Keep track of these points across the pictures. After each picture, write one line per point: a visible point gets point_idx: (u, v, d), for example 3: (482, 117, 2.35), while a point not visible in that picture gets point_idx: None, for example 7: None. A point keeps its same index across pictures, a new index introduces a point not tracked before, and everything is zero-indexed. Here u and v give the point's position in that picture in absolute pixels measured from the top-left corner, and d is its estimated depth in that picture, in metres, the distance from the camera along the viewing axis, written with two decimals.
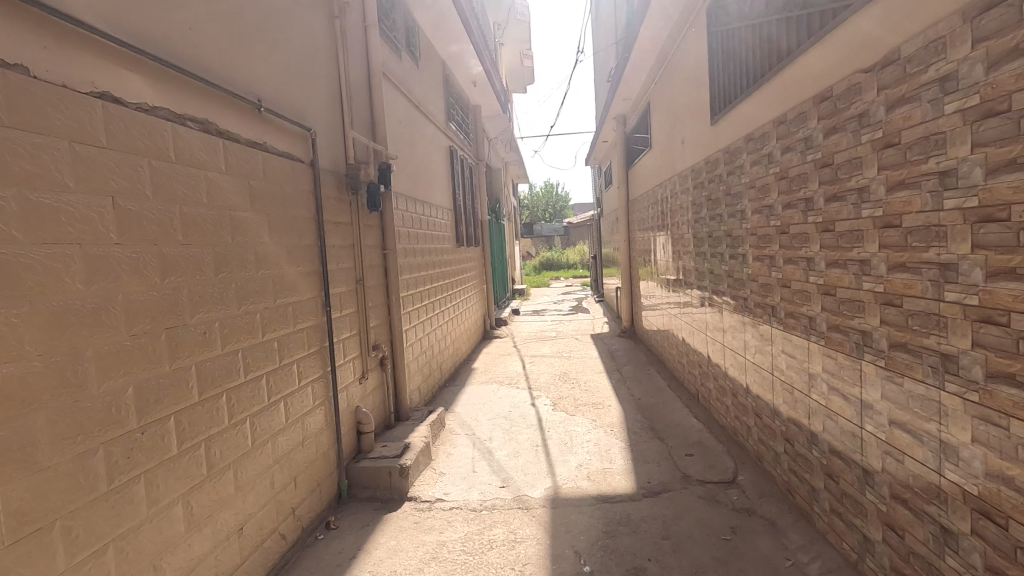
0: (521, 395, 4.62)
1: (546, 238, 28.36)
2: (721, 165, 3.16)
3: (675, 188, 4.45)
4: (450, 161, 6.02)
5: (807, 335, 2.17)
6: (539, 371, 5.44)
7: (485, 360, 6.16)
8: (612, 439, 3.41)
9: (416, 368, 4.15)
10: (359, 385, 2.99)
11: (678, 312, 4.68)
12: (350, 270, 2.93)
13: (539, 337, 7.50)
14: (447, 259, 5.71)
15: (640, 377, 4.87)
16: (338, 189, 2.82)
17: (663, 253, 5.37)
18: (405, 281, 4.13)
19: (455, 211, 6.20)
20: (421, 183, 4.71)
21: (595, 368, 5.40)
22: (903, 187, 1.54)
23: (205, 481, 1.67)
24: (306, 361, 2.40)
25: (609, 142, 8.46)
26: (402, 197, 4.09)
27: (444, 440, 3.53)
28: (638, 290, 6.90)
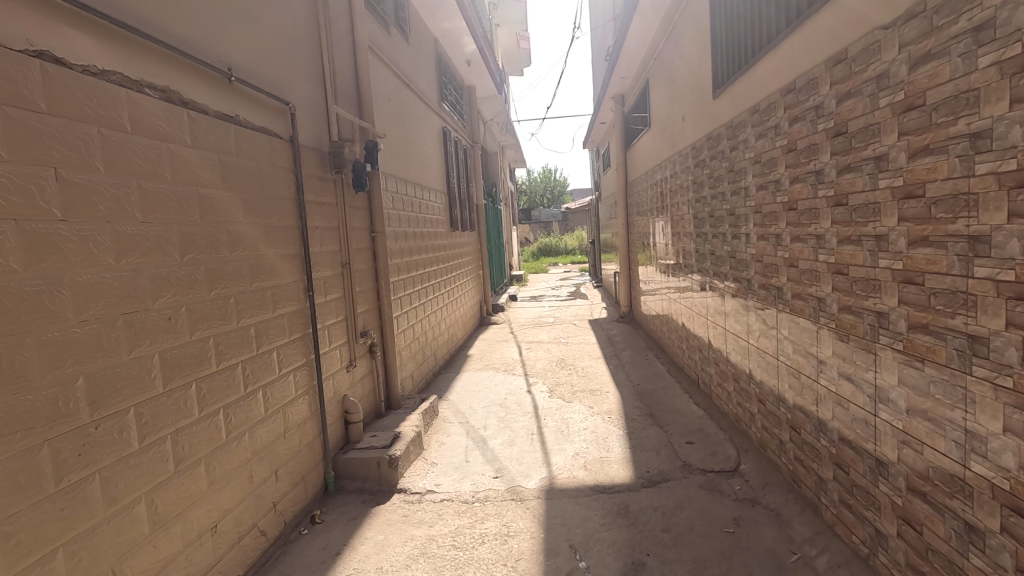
0: (517, 381, 4.52)
1: (544, 223, 28.17)
2: (723, 141, 3.02)
3: (675, 168, 4.31)
4: (443, 143, 5.87)
5: (816, 319, 2.00)
6: (536, 357, 5.34)
7: (480, 346, 6.05)
8: (610, 427, 3.31)
9: (409, 355, 4.06)
10: (346, 373, 2.88)
11: (678, 296, 4.57)
12: (335, 253, 2.80)
13: (536, 323, 7.39)
14: (441, 244, 5.59)
15: (638, 363, 4.77)
16: (322, 168, 2.67)
17: (663, 236, 5.24)
18: (396, 265, 3.98)
19: (449, 194, 6.04)
20: (413, 165, 4.57)
21: (593, 354, 5.30)
22: (927, 153, 1.34)
23: (171, 478, 1.56)
24: (288, 348, 2.28)
25: (607, 124, 8.29)
26: (392, 179, 3.96)
27: (437, 428, 3.43)
28: (636, 275, 6.78)
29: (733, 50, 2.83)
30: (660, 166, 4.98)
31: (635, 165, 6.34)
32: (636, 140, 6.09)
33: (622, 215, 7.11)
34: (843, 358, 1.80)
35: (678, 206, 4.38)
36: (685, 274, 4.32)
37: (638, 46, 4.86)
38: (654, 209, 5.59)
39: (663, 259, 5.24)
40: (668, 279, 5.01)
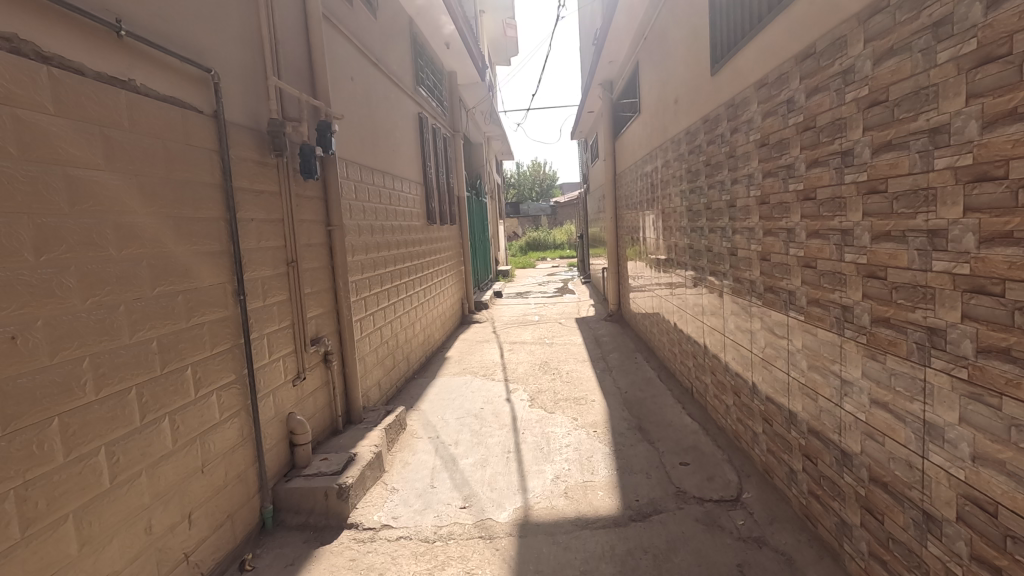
0: (496, 388, 4.17)
1: (533, 218, 27.76)
2: (721, 123, 2.67)
3: (666, 156, 3.96)
4: (420, 130, 5.48)
5: (841, 330, 1.71)
6: (517, 360, 4.98)
7: (460, 348, 5.68)
8: (595, 443, 2.96)
9: (375, 362, 3.68)
10: (293, 387, 2.51)
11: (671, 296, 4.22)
12: (278, 250, 2.43)
13: (520, 322, 7.03)
14: (416, 239, 5.20)
15: (627, 367, 4.44)
16: (261, 150, 2.30)
17: (651, 230, 4.91)
18: (360, 262, 3.59)
19: (426, 185, 5.65)
20: (382, 152, 4.18)
21: (578, 356, 4.96)
22: (1010, 120, 1.09)
23: (18, 546, 1.20)
24: (209, 364, 1.91)
25: (595, 113, 7.93)
26: (356, 167, 3.57)
27: (403, 446, 3.07)
28: (625, 271, 6.43)
29: (733, 18, 2.49)
30: (650, 156, 4.63)
31: (623, 156, 6.01)
32: (625, 129, 5.75)
33: (609, 209, 6.76)
34: (877, 381, 1.55)
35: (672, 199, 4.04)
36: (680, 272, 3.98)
37: (626, 26, 4.50)
38: (643, 202, 5.25)
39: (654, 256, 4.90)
40: (658, 277, 4.68)
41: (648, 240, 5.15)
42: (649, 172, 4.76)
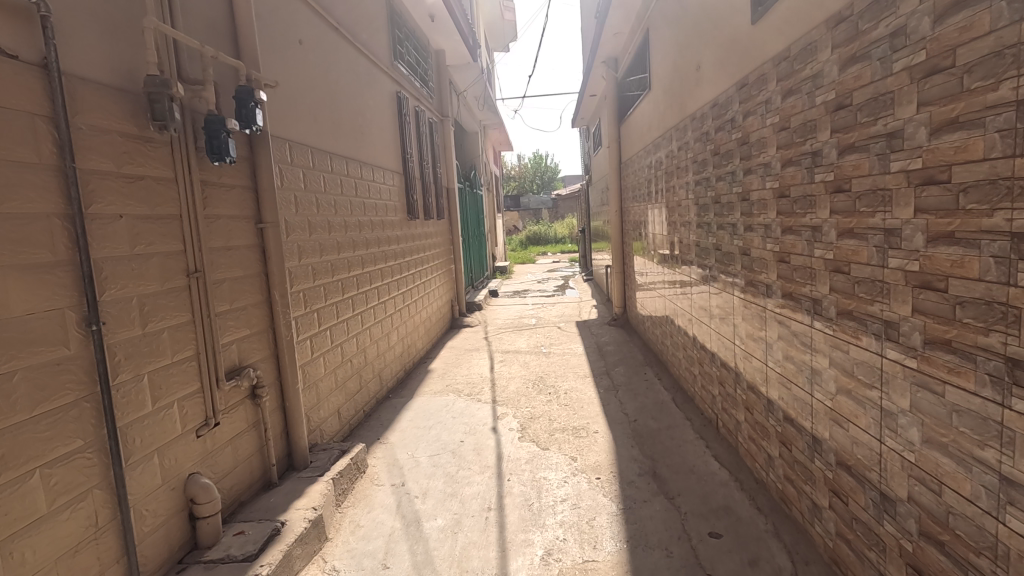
0: (481, 412, 3.55)
1: (534, 211, 27.03)
2: (763, 87, 2.02)
3: (682, 137, 3.29)
4: (399, 112, 4.81)
5: (1005, 399, 0.98)
6: (509, 375, 4.35)
7: (446, 358, 5.05)
8: (599, 499, 2.34)
9: (332, 387, 3.02)
10: (198, 440, 1.89)
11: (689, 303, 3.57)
12: (172, 258, 1.81)
13: (516, 326, 6.40)
14: (395, 237, 4.54)
15: (635, 386, 3.82)
16: (141, 122, 1.67)
17: (661, 225, 4.26)
18: (317, 267, 2.94)
19: (408, 174, 4.99)
20: (349, 135, 3.51)
21: (578, 370, 4.33)
22: None
23: None
24: (30, 431, 1.29)
25: (598, 96, 7.24)
26: (311, 151, 2.91)
27: (358, 500, 2.46)
28: (631, 270, 5.79)
29: None
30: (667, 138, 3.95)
31: (629, 142, 5.35)
32: (632, 110, 5.09)
33: (613, 201, 6.09)
34: None
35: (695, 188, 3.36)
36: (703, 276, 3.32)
37: None
38: (652, 194, 4.58)
39: (665, 256, 4.25)
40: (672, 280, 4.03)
41: (657, 237, 4.50)
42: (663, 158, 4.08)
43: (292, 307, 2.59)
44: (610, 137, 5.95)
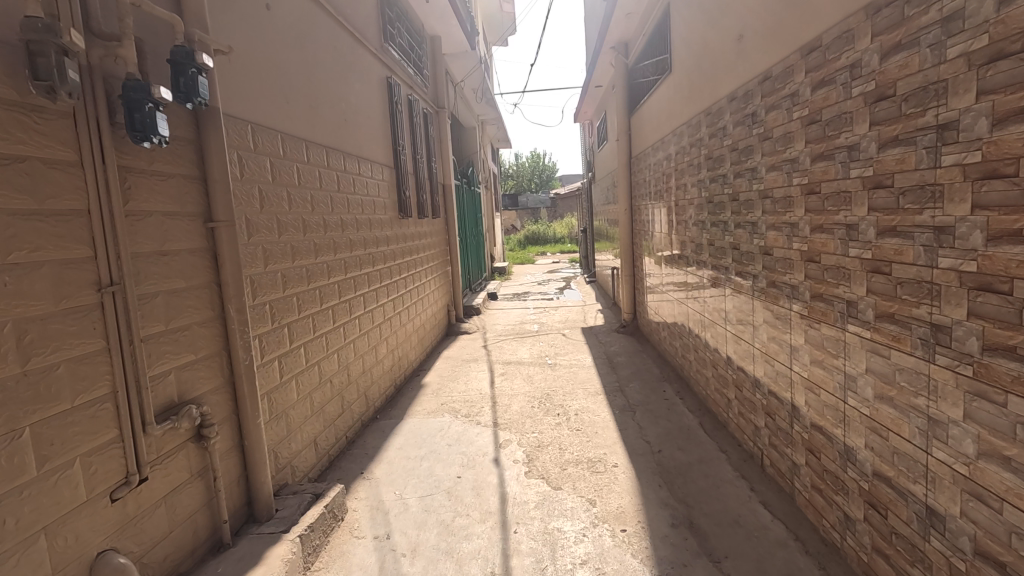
0: (481, 438, 3.11)
1: (531, 210, 26.58)
2: (847, 47, 1.90)
3: (727, 118, 2.95)
4: (389, 100, 4.35)
5: None
6: (511, 391, 3.92)
7: (441, 370, 4.61)
8: (626, 561, 1.92)
9: (306, 414, 2.57)
10: (113, 506, 1.44)
11: (720, 314, 3.13)
12: (75, 267, 1.36)
13: (516, 333, 5.95)
14: (385, 238, 4.07)
15: (654, 407, 3.39)
16: (22, 83, 1.24)
17: (684, 225, 3.82)
18: (289, 274, 2.49)
19: (400, 168, 4.53)
20: (329, 120, 3.05)
21: (589, 386, 3.90)
22: None
23: None
24: None
25: (605, 87, 6.80)
26: (280, 137, 2.45)
27: (331, 560, 2.02)
28: (642, 274, 5.34)
29: None
30: (694, 126, 3.49)
31: (642, 134, 4.89)
32: (646, 98, 4.64)
33: (622, 199, 5.60)
34: None
35: (733, 181, 2.92)
36: (740, 283, 2.88)
37: None
38: (672, 189, 4.12)
39: (686, 259, 3.80)
40: (697, 285, 3.58)
41: (676, 238, 4.05)
42: (689, 149, 3.63)
43: (252, 324, 2.13)
44: (619, 129, 5.48)
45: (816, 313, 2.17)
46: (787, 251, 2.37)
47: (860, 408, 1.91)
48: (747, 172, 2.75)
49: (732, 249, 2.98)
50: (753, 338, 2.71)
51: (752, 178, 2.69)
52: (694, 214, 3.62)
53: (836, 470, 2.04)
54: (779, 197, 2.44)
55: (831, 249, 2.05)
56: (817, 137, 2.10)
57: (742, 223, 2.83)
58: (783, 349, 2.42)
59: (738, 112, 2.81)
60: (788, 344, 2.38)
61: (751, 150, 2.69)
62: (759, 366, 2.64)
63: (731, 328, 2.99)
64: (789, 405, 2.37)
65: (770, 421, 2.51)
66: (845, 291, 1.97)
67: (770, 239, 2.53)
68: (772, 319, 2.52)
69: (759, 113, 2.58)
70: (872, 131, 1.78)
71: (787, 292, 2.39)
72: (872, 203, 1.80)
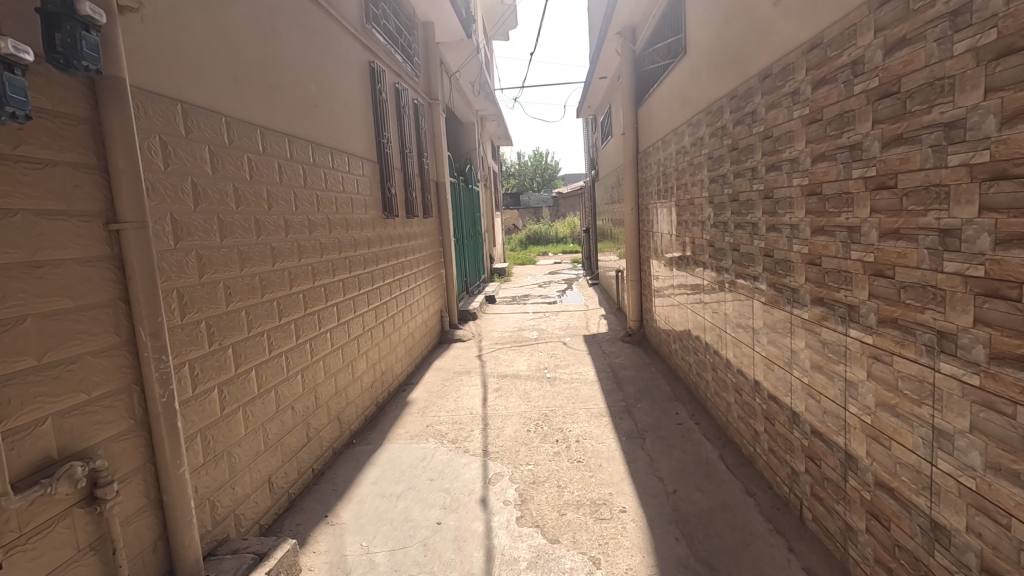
0: (469, 470, 2.71)
1: (533, 209, 26.14)
2: None
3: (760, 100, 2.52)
4: (372, 87, 3.94)
5: None
6: (506, 410, 3.52)
7: (429, 384, 4.21)
8: None
9: (257, 451, 2.17)
10: None
11: (748, 328, 2.71)
12: None
13: (514, 341, 5.56)
14: (366, 240, 3.66)
15: (666, 433, 2.99)
16: None
17: (700, 226, 3.41)
18: (236, 284, 2.09)
19: (385, 162, 4.13)
20: (292, 105, 2.64)
21: (592, 405, 3.49)
22: None
23: None
24: None
25: (609, 78, 6.38)
26: (222, 120, 2.05)
27: None
28: (650, 279, 4.93)
29: None
30: (716, 113, 3.07)
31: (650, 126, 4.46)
32: (656, 86, 4.22)
33: (628, 198, 5.16)
34: None
35: (767, 175, 2.50)
36: (773, 296, 2.47)
37: None
38: (686, 186, 3.70)
39: (703, 264, 3.39)
40: (716, 294, 3.16)
41: (690, 241, 3.64)
42: (708, 140, 3.21)
43: (173, 349, 1.71)
44: (625, 122, 5.05)
45: (883, 341, 1.73)
46: (843, 261, 1.94)
47: (959, 477, 1.45)
48: (785, 164, 2.34)
49: (762, 255, 2.58)
50: (791, 362, 2.29)
51: (791, 170, 2.28)
52: (713, 213, 3.20)
53: (913, 549, 1.61)
54: (832, 194, 2.00)
55: (914, 262, 1.59)
56: (891, 116, 1.67)
57: (777, 225, 2.43)
58: (833, 380, 1.99)
59: (776, 93, 2.39)
60: (840, 376, 1.95)
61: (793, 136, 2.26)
62: (798, 395, 2.23)
63: (761, 347, 2.57)
64: (840, 451, 1.94)
65: (812, 466, 2.09)
66: (935, 317, 1.52)
67: (817, 245, 2.11)
68: (817, 339, 2.12)
69: (804, 92, 2.16)
70: (987, 101, 1.34)
71: (840, 312, 1.96)
72: (985, 200, 1.35)
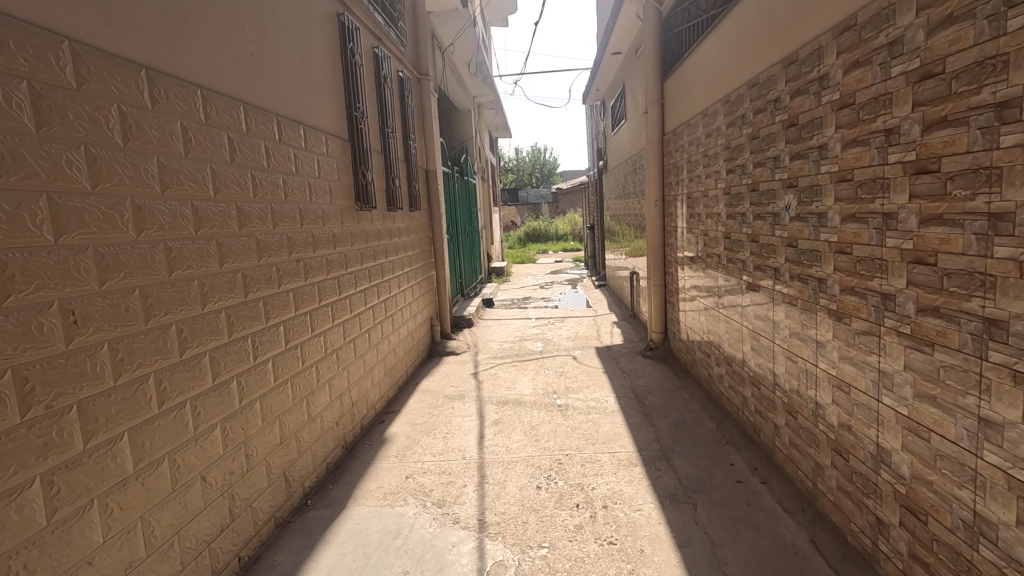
0: (457, 558, 1.95)
1: (532, 205, 25.33)
2: None
3: (833, 42, 1.70)
4: (341, 46, 3.14)
5: None
6: (507, 457, 2.75)
7: (413, 413, 3.45)
8: None
9: (127, 562, 1.41)
10: None
11: (818, 361, 1.91)
12: None
13: (516, 355, 4.79)
14: (332, 238, 2.87)
15: (724, 499, 2.22)
16: None
17: (739, 225, 2.63)
18: (92, 308, 1.35)
19: (360, 141, 3.33)
20: (208, 46, 1.86)
21: (616, 450, 2.73)
22: None
23: None
24: None
25: (625, 53, 5.59)
26: (66, 47, 1.31)
27: None
28: (676, 284, 4.14)
29: None
30: (763, 85, 2.26)
31: (680, 99, 3.67)
32: (689, 49, 3.43)
33: (651, 188, 4.36)
34: None
35: (842, 153, 1.68)
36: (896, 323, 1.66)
37: None
38: (719, 174, 2.90)
39: (745, 267, 2.59)
40: (766, 308, 2.37)
41: (725, 240, 2.86)
42: (752, 117, 2.39)
43: None
44: (648, 96, 4.25)
45: None
46: (983, 262, 1.16)
47: None
48: (874, 137, 1.51)
49: (835, 253, 1.76)
50: (896, 414, 1.49)
51: (884, 143, 1.47)
52: (756, 204, 2.42)
53: None
54: (957, 170, 1.22)
55: None
56: None
57: (860, 215, 1.60)
58: (982, 460, 1.20)
59: (859, 50, 1.57)
60: (996, 457, 1.16)
61: (896, 101, 1.42)
62: (906, 468, 1.46)
63: (838, 385, 1.79)
64: None
65: None
66: None
67: (929, 239, 1.32)
68: (944, 394, 1.31)
69: (911, 41, 1.35)
70: None
71: (971, 329, 1.21)
72: None
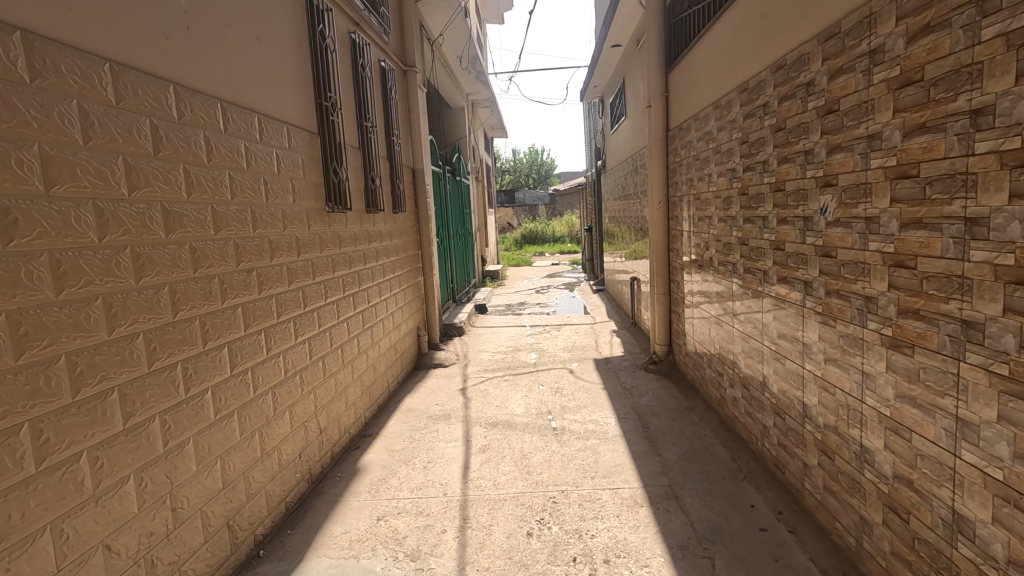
0: None
1: (529, 206, 24.96)
2: None
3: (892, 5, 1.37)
4: (310, 27, 2.78)
5: None
6: (493, 493, 2.41)
7: (392, 438, 3.10)
8: None
9: None
10: None
11: (865, 396, 1.58)
12: None
13: (507, 367, 4.45)
14: (296, 243, 2.51)
15: (746, 552, 1.89)
16: None
17: (757, 230, 2.30)
18: None
19: (332, 135, 2.98)
20: (125, 11, 1.52)
21: (618, 486, 2.39)
22: None
23: None
24: None
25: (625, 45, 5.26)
26: None
27: None
28: (682, 293, 3.80)
29: None
30: (792, 67, 1.93)
31: (688, 90, 3.32)
32: (698, 34, 3.09)
33: (655, 189, 4.02)
34: None
35: (903, 142, 1.35)
36: None
37: None
38: (733, 172, 2.57)
39: (767, 278, 2.25)
40: (792, 327, 2.03)
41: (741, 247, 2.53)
42: (777, 106, 2.05)
43: None
44: (653, 88, 3.89)
45: None
46: None
47: None
48: (954, 121, 1.19)
49: (891, 266, 1.43)
50: (983, 476, 1.17)
51: (971, 128, 1.14)
52: (779, 206, 2.08)
53: None
54: None
55: None
56: None
57: (930, 220, 1.28)
58: None
59: (933, 11, 1.24)
60: None
61: (997, 69, 1.08)
62: (999, 548, 1.13)
63: (894, 429, 1.46)
64: None
65: None
66: None
67: None
68: None
69: None
70: None
71: None
72: None
